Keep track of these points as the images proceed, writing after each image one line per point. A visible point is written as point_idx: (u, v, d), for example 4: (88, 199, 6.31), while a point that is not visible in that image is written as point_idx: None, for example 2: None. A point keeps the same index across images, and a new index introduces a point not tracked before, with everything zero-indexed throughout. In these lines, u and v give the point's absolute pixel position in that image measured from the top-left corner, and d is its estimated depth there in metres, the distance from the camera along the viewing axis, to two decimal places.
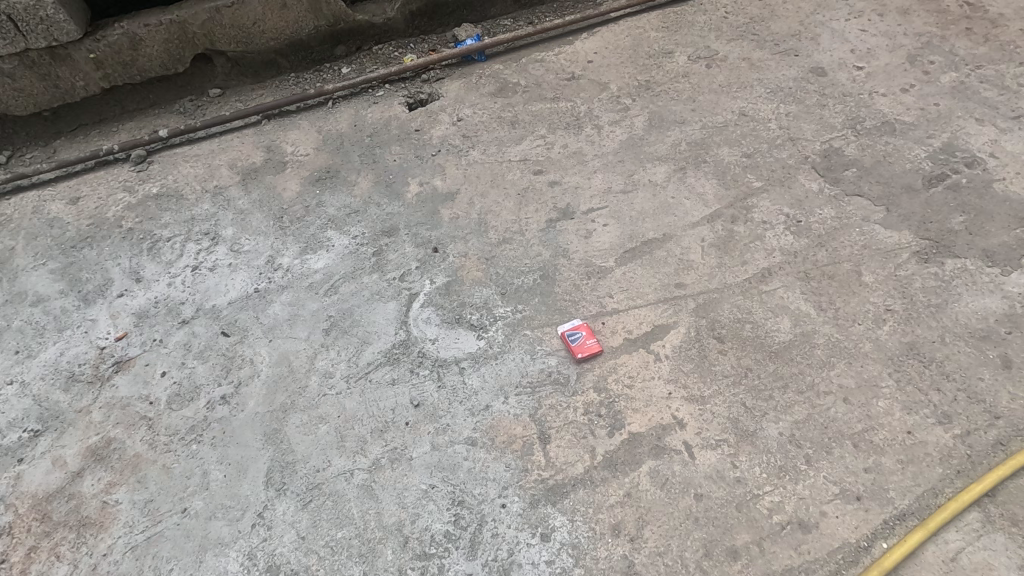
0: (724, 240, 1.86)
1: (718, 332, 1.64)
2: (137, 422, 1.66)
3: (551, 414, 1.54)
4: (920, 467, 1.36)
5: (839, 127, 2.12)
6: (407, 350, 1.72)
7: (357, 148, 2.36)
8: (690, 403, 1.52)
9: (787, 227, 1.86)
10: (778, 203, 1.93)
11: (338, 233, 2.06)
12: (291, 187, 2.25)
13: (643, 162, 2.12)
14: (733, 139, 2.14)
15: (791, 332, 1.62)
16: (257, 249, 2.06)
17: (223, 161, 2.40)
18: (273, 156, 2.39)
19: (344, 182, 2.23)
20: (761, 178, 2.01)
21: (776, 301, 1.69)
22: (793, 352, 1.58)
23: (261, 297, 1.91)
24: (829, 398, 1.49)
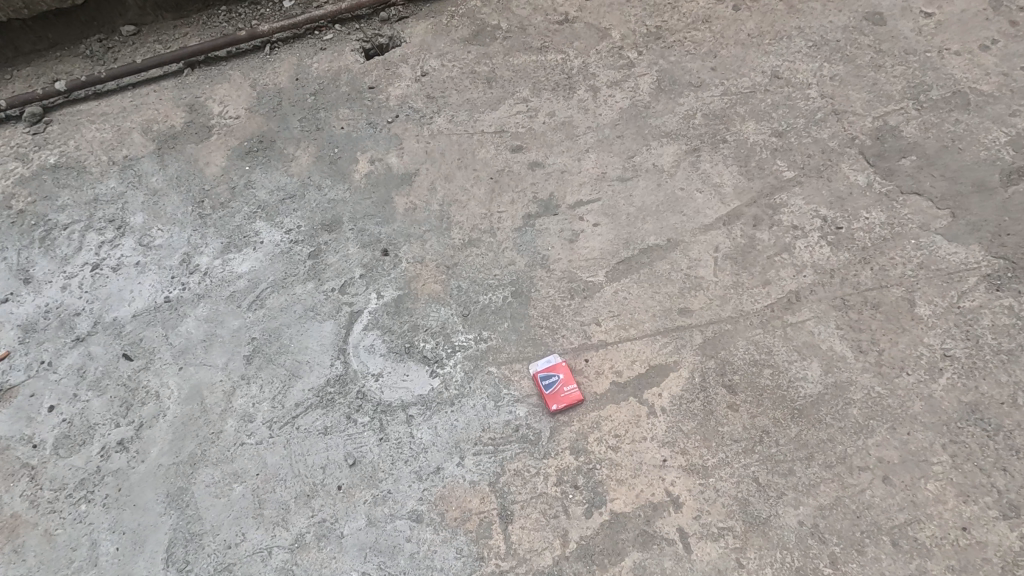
0: (743, 250, 1.48)
1: (729, 378, 1.31)
2: (17, 473, 1.37)
3: (516, 483, 1.25)
4: None
5: (898, 97, 1.68)
6: (344, 389, 1.40)
7: (298, 110, 1.92)
8: (688, 476, 1.22)
9: (824, 235, 1.48)
10: (814, 201, 1.53)
11: (268, 226, 1.68)
12: (215, 160, 1.84)
13: (647, 139, 1.69)
14: (762, 110, 1.70)
15: (821, 382, 1.29)
16: (171, 243, 1.68)
17: (135, 123, 1.96)
18: (196, 119, 1.95)
19: (279, 156, 1.82)
20: (794, 165, 1.59)
21: (804, 338, 1.34)
22: (822, 411, 1.26)
23: (172, 309, 1.57)
24: (865, 477, 1.18)
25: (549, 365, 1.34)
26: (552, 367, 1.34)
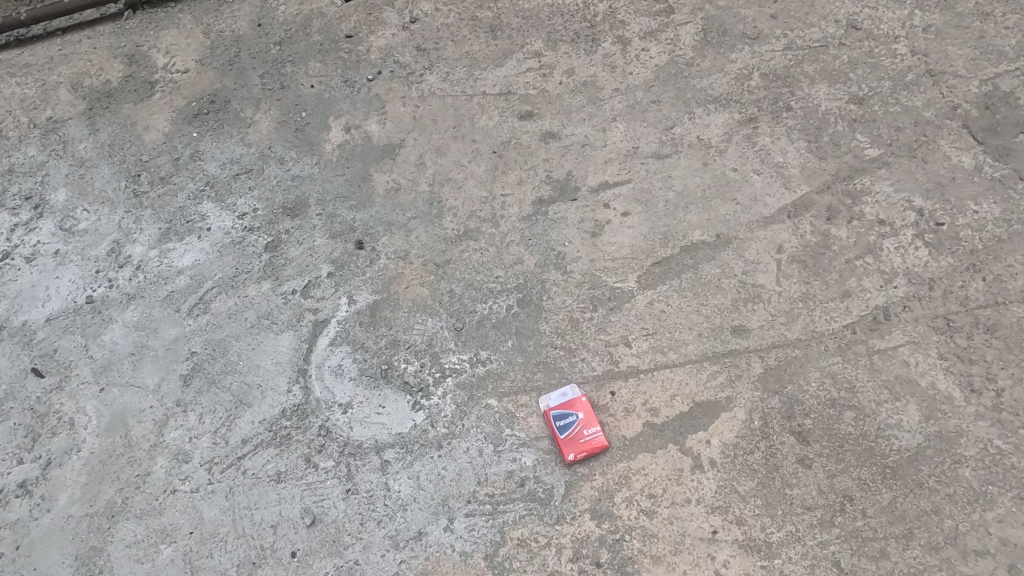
0: (815, 251, 1.16)
1: (798, 423, 1.01)
2: None
3: (520, 556, 0.97)
4: None
5: (1012, 54, 1.31)
6: (303, 424, 1.10)
7: (259, 64, 1.57)
8: (745, 554, 0.94)
9: (919, 234, 1.15)
10: (906, 188, 1.20)
11: (217, 208, 1.35)
12: (157, 125, 1.50)
13: (690, 106, 1.35)
14: (837, 70, 1.35)
15: (922, 433, 0.98)
16: (98, 228, 1.37)
17: (63, 77, 1.62)
18: (137, 72, 1.60)
19: (234, 121, 1.48)
20: (879, 142, 1.25)
21: (897, 372, 1.04)
22: (924, 471, 0.96)
23: (95, 313, 1.26)
24: (982, 566, 0.90)
25: (564, 402, 1.05)
26: (567, 405, 1.04)
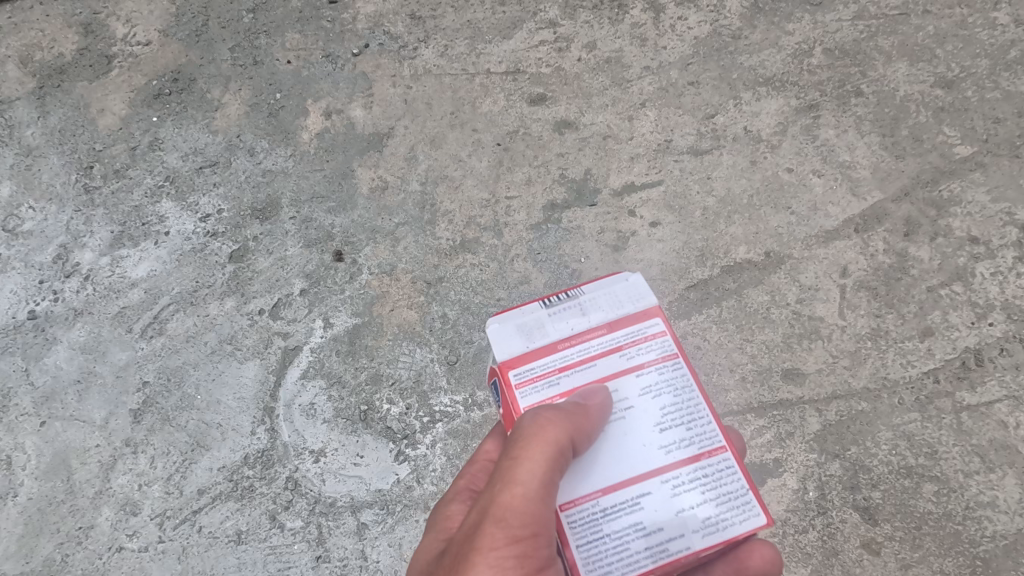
0: (889, 276, 0.94)
1: (863, 496, 0.83)
2: None
3: None
4: None
5: None
6: (269, 475, 0.94)
7: (230, 35, 1.36)
8: None
9: (1020, 257, 0.93)
10: (1004, 198, 0.97)
11: (178, 209, 1.17)
12: (114, 106, 1.31)
13: (735, 89, 1.11)
14: (919, 45, 1.10)
15: (1019, 515, 0.80)
16: (46, 230, 1.19)
17: (12, 49, 1.42)
18: (93, 45, 1.40)
19: (200, 104, 1.28)
20: (970, 138, 1.02)
21: (991, 435, 0.84)
22: (1020, 565, 0.78)
23: (37, 330, 1.10)
24: None
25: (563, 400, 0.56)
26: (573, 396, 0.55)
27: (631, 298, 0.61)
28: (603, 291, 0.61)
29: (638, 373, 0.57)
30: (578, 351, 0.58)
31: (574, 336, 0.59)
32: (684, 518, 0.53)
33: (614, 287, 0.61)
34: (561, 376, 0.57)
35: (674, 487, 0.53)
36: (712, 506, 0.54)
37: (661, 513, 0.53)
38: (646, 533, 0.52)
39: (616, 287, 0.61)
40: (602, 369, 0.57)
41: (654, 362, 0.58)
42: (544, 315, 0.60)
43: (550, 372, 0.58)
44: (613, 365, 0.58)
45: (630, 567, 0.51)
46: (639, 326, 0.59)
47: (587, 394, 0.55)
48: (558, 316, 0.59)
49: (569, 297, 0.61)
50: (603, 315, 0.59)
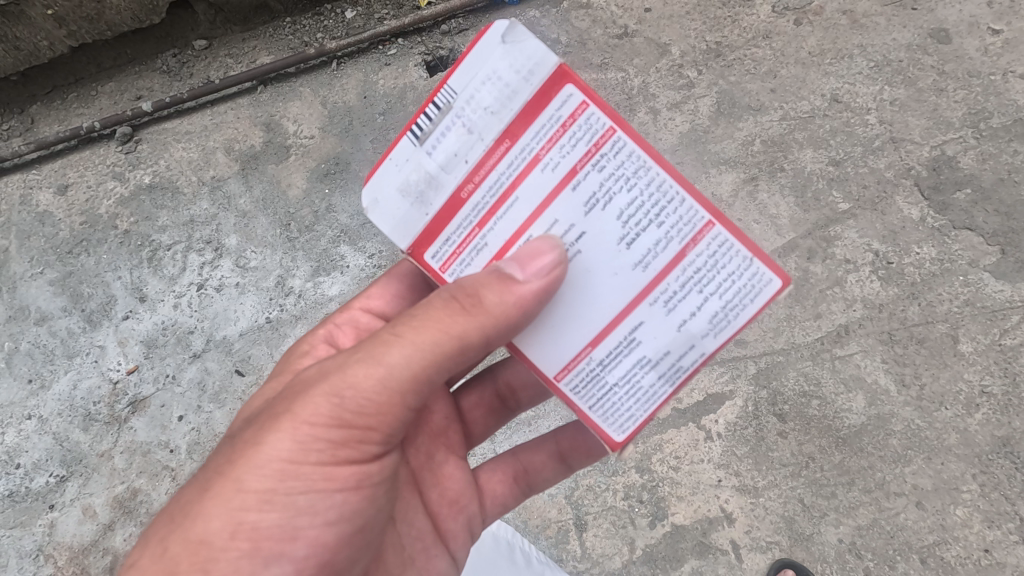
0: (798, 283, 1.59)
1: (779, 408, 1.48)
2: (160, 473, 1.70)
3: (589, 497, 1.46)
4: None
5: (957, 124, 1.69)
6: None
7: (369, 131, 1.97)
8: (741, 494, 1.43)
9: (875, 271, 1.57)
10: (868, 234, 1.61)
11: (352, 250, 1.84)
12: (297, 182, 1.93)
13: (705, 167, 1.76)
14: (821, 137, 1.73)
15: (865, 415, 1.46)
16: (265, 266, 1.85)
17: (218, 142, 2.01)
18: (274, 139, 1.99)
19: (356, 179, 1.91)
20: (849, 198, 1.66)
21: (851, 372, 1.49)
22: (865, 440, 1.44)
23: (274, 329, 1.79)
24: (900, 502, 1.40)
25: (513, 261, 0.78)
26: (519, 268, 0.78)
27: (516, 66, 0.76)
28: (459, 83, 0.79)
29: (569, 183, 0.79)
30: (501, 181, 0.80)
31: (482, 174, 0.80)
32: (682, 337, 0.81)
33: (489, 55, 0.77)
34: (492, 222, 0.82)
35: (667, 302, 0.80)
36: (716, 300, 0.80)
37: (657, 340, 0.81)
38: (654, 361, 0.82)
39: (482, 60, 0.77)
40: (520, 188, 0.80)
41: (581, 159, 0.78)
42: (433, 162, 0.81)
43: (486, 217, 0.82)
44: (539, 178, 0.79)
45: (650, 394, 0.84)
46: (546, 109, 0.77)
47: (537, 254, 0.78)
48: (451, 164, 0.80)
49: (443, 110, 0.79)
50: (495, 132, 0.78)
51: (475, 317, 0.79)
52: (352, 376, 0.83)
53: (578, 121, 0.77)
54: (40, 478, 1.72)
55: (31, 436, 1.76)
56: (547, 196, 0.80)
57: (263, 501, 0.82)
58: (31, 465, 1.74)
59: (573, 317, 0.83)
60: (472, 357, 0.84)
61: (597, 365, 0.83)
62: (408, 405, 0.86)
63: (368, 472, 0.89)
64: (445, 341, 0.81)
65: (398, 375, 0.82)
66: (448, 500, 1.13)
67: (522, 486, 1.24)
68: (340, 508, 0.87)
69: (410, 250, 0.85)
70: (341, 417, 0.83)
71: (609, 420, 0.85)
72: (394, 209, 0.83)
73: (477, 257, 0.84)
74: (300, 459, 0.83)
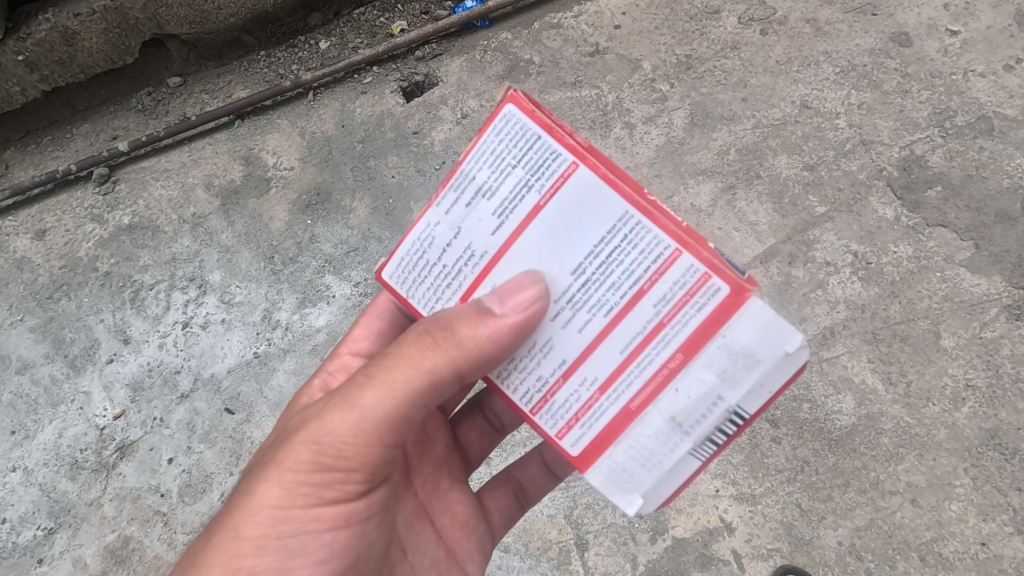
0: (780, 288, 1.61)
1: (771, 413, 1.49)
2: (151, 518, 1.66)
3: (588, 515, 1.47)
4: None
5: (924, 124, 1.74)
6: None
7: (348, 159, 1.97)
8: (738, 503, 1.44)
9: (855, 272, 1.60)
10: (846, 236, 1.64)
11: (337, 279, 1.83)
12: (279, 214, 1.93)
13: (683, 178, 1.78)
14: (793, 143, 1.77)
15: (855, 415, 1.47)
16: (251, 300, 1.84)
17: (197, 178, 2.00)
18: (254, 172, 1.99)
19: (338, 209, 1.91)
20: (825, 201, 1.69)
21: (839, 373, 1.51)
22: (857, 440, 1.45)
23: (262, 363, 1.77)
24: (896, 500, 1.41)
25: (492, 297, 0.79)
26: (497, 304, 0.78)
27: (646, 475, 0.80)
28: (687, 459, 0.79)
29: (561, 365, 0.81)
30: (642, 365, 0.78)
31: (659, 374, 0.78)
32: (469, 214, 0.83)
33: (666, 480, 0.80)
34: (629, 359, 0.79)
35: (471, 256, 0.84)
36: (433, 249, 0.86)
37: (485, 207, 0.82)
38: (480, 192, 0.82)
39: (665, 483, 0.80)
40: (604, 373, 0.80)
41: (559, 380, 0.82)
42: (716, 386, 0.77)
43: (628, 369, 0.79)
44: (599, 376, 0.80)
45: (484, 160, 0.82)
46: (588, 430, 0.81)
47: (519, 286, 0.78)
48: (683, 411, 0.78)
49: (700, 454, 0.79)
50: (648, 427, 0.79)
51: (447, 350, 0.79)
52: (327, 420, 0.82)
53: (551, 408, 0.83)
54: (28, 532, 1.68)
55: (16, 489, 1.72)
56: (594, 363, 0.80)
57: (257, 546, 0.81)
58: (17, 519, 1.70)
59: (567, 216, 0.79)
60: (446, 391, 0.84)
61: (528, 186, 0.80)
62: (388, 443, 0.85)
63: (356, 509, 0.88)
64: (416, 377, 0.81)
65: (375, 415, 0.82)
66: (460, 524, 1.13)
67: (521, 498, 1.24)
68: (332, 546, 0.86)
69: (730, 309, 0.75)
70: (322, 460, 0.83)
71: (517, 129, 0.80)
72: (740, 332, 0.75)
73: (672, 302, 0.76)
74: (288, 503, 0.83)
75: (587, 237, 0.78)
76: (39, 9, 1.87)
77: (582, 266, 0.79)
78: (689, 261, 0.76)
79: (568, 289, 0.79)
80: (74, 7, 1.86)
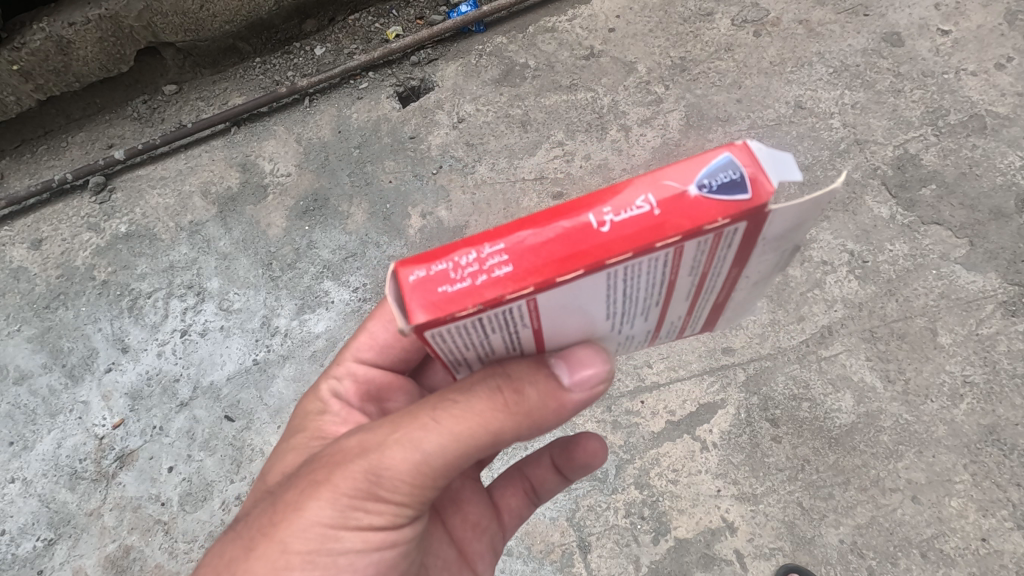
0: (778, 288, 1.61)
1: (771, 413, 1.50)
2: (152, 528, 1.65)
3: (590, 517, 1.47)
4: None
5: (917, 123, 1.75)
6: None
7: (345, 165, 1.97)
8: (740, 502, 1.44)
9: (851, 271, 1.61)
10: (842, 235, 1.65)
11: (336, 285, 1.83)
12: (276, 221, 1.93)
13: None
14: (788, 143, 1.77)
15: (854, 413, 1.48)
16: (249, 307, 1.84)
17: (194, 186, 2.00)
18: (250, 178, 1.99)
19: (335, 215, 1.91)
20: (821, 201, 1.70)
21: (837, 371, 1.52)
22: (856, 438, 1.46)
23: (262, 370, 1.77)
24: (896, 497, 1.41)
25: (562, 369, 0.77)
26: (566, 375, 0.77)
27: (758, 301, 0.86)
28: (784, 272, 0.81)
29: (648, 335, 0.82)
30: (708, 292, 0.75)
31: (725, 285, 0.75)
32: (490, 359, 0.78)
33: None
34: (695, 297, 0.76)
35: None
36: None
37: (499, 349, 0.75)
38: (480, 352, 0.73)
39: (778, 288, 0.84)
40: (683, 313, 0.80)
41: (652, 337, 0.84)
42: (779, 251, 0.72)
43: (697, 304, 0.78)
44: (680, 318, 0.80)
45: (455, 353, 0.69)
46: (698, 327, 0.87)
47: (587, 358, 0.77)
48: (757, 279, 0.78)
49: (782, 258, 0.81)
50: (736, 302, 0.82)
51: (515, 415, 0.77)
52: (389, 458, 0.79)
53: (657, 344, 0.88)
54: (27, 543, 1.67)
55: (15, 500, 1.71)
56: (671, 318, 0.79)
57: (305, 560, 0.81)
58: (16, 531, 1.69)
59: (564, 314, 0.68)
60: (503, 447, 0.82)
61: (517, 328, 0.68)
62: (441, 485, 0.83)
63: (402, 536, 0.87)
64: (482, 436, 0.78)
65: (437, 461, 0.79)
66: (472, 524, 1.12)
67: (536, 498, 1.23)
68: (376, 566, 0.86)
69: (765, 209, 0.61)
70: (380, 496, 0.81)
71: (453, 329, 0.64)
72: (788, 208, 0.63)
73: (720, 257, 0.68)
74: (340, 524, 0.82)
75: (609, 307, 0.70)
76: (35, 19, 1.88)
77: (611, 313, 0.72)
78: (721, 230, 0.61)
79: (613, 325, 0.75)
80: (70, 16, 1.87)
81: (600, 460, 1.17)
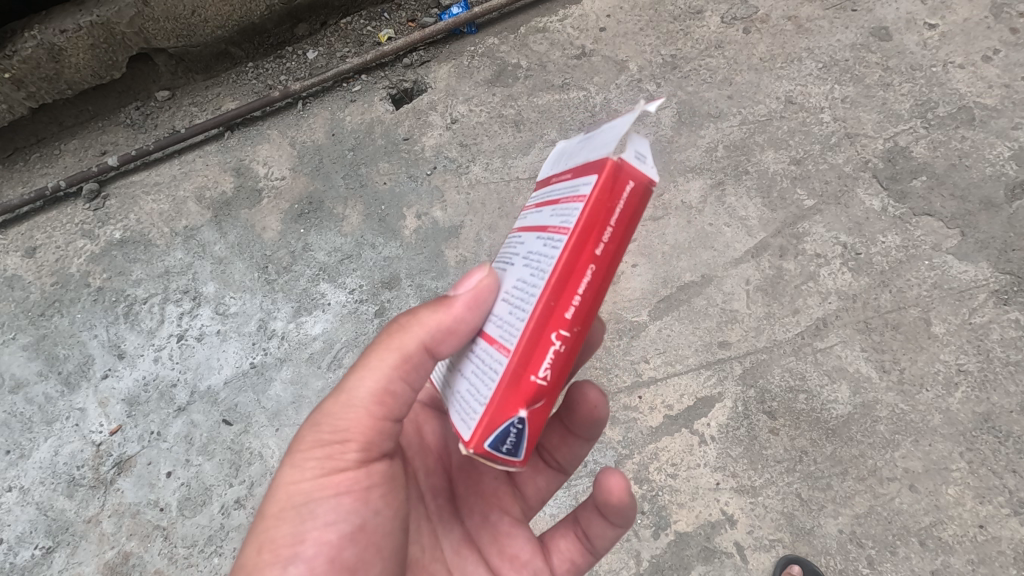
0: (772, 281, 1.63)
1: (768, 405, 1.50)
2: (151, 533, 1.65)
3: None
4: (990, 567, 1.35)
5: (906, 116, 1.77)
6: None
7: (339, 167, 1.97)
8: (739, 495, 1.45)
9: (844, 263, 1.62)
10: (835, 228, 1.66)
11: (332, 287, 1.83)
12: (271, 224, 1.93)
13: (673, 176, 1.77)
14: (780, 138, 1.79)
15: (850, 404, 1.49)
16: (245, 311, 1.84)
17: (188, 191, 2.00)
18: (245, 182, 1.99)
19: (330, 217, 1.91)
20: (813, 195, 1.71)
21: (833, 363, 1.53)
22: (853, 429, 1.47)
23: (259, 374, 1.77)
24: (893, 486, 1.42)
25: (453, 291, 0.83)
26: (453, 290, 0.82)
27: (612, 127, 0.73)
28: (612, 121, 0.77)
29: (533, 237, 0.76)
30: (542, 195, 0.81)
31: (547, 182, 0.83)
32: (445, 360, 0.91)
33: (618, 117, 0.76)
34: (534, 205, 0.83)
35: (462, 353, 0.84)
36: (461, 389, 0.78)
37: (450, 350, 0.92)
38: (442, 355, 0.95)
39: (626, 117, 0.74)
40: (541, 205, 0.79)
41: (542, 231, 0.74)
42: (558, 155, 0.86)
43: (539, 200, 0.81)
44: (543, 210, 0.77)
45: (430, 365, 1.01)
46: (577, 178, 0.71)
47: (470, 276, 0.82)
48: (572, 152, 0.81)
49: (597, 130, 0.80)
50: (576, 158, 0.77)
51: (412, 325, 0.84)
52: (325, 404, 0.87)
53: (558, 226, 0.70)
54: (25, 552, 1.66)
55: (12, 509, 1.70)
56: (534, 222, 0.78)
57: (275, 520, 0.83)
58: (14, 540, 1.67)
59: None
60: (425, 363, 0.85)
61: None
62: (380, 415, 0.86)
63: (360, 474, 0.86)
64: (391, 353, 0.84)
65: (361, 389, 0.85)
66: (509, 558, 1.08)
67: (587, 543, 1.13)
68: (339, 510, 0.84)
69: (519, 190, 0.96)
70: (319, 437, 0.85)
71: None
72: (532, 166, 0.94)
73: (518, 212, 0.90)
74: (298, 477, 0.85)
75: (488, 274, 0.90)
76: (25, 27, 1.87)
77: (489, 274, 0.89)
78: None
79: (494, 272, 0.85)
80: (60, 23, 1.86)
81: (622, 502, 1.05)
